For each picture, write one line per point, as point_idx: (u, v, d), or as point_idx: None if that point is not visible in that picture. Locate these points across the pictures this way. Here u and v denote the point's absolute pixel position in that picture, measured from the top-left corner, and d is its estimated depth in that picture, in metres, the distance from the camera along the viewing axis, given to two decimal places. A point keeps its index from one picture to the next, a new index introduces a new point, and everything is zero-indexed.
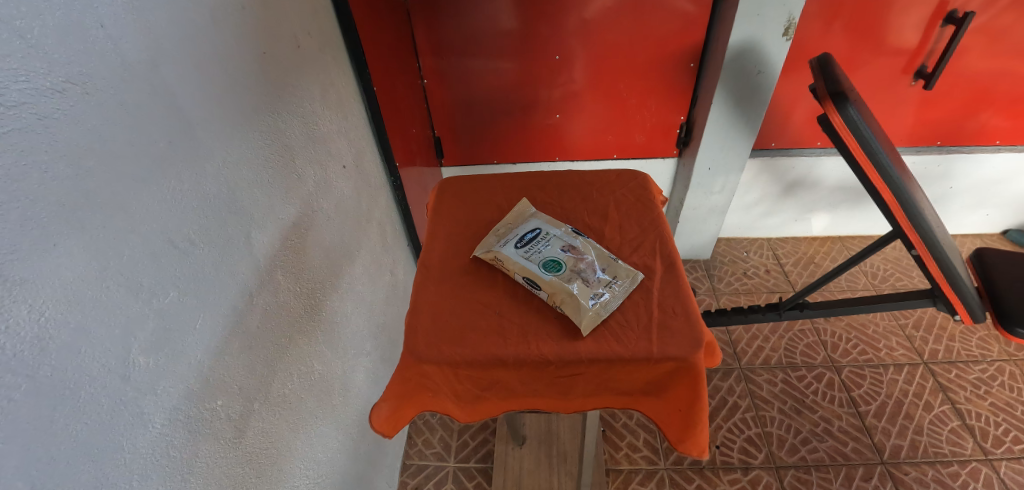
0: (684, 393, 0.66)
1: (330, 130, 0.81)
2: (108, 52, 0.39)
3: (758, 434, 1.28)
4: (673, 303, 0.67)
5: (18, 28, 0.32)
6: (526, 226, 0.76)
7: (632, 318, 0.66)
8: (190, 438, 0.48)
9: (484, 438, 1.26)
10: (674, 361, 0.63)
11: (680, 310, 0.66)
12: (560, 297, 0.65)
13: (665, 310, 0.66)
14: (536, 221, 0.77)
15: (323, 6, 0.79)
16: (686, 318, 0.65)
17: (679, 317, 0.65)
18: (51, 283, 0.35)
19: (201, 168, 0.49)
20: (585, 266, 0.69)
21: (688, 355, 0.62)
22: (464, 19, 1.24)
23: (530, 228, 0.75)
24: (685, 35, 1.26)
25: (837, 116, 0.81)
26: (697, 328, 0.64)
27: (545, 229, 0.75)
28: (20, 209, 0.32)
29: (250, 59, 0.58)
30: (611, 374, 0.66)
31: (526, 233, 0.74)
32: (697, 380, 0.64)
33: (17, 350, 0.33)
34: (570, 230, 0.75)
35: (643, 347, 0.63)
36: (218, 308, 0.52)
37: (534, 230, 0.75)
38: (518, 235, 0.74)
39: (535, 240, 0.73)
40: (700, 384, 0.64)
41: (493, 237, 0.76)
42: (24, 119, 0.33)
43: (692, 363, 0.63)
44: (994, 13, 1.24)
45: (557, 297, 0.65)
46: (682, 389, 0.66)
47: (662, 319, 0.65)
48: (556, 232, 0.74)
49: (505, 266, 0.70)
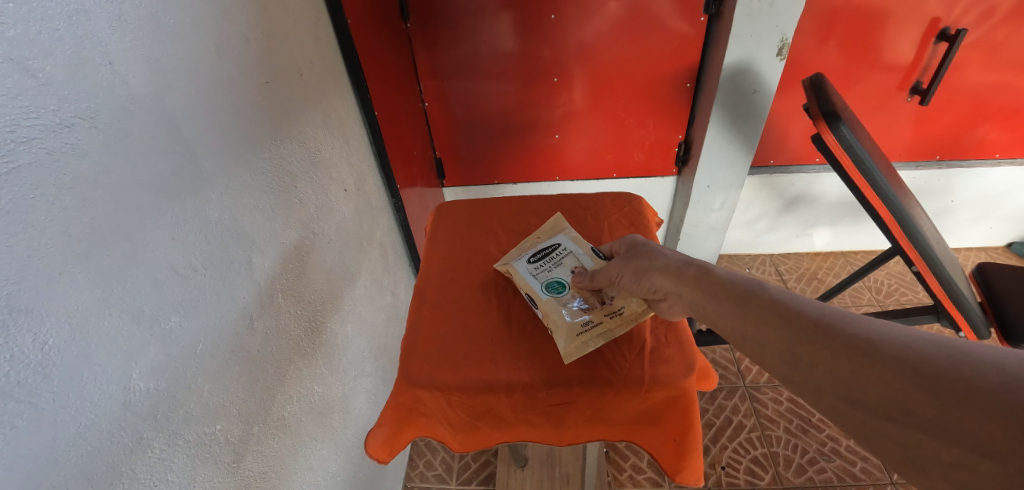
0: (679, 421, 0.64)
1: (331, 154, 0.82)
2: (116, 87, 0.40)
3: (764, 454, 1.26)
4: (666, 331, 0.67)
5: (29, 67, 0.34)
6: (549, 241, 0.78)
7: (624, 346, 0.66)
8: (190, 462, 0.49)
9: (485, 460, 1.25)
10: (667, 388, 0.62)
11: (673, 338, 0.66)
12: (552, 318, 0.67)
13: (657, 338, 0.67)
14: (561, 237, 0.78)
15: (324, 32, 0.81)
16: (678, 346, 0.65)
17: (671, 346, 0.66)
18: (55, 311, 0.35)
19: (205, 196, 0.51)
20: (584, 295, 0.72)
21: (679, 381, 0.62)
22: (464, 44, 1.27)
23: (550, 244, 0.77)
24: (680, 56, 1.28)
25: (831, 135, 0.81)
26: (689, 354, 0.64)
27: (565, 247, 0.76)
28: (29, 240, 0.34)
29: (252, 90, 0.60)
30: (603, 404, 0.64)
31: (544, 248, 0.76)
32: (690, 406, 0.64)
33: (21, 377, 0.33)
34: (590, 250, 0.75)
35: (636, 372, 0.63)
36: (218, 332, 0.53)
37: (554, 247, 0.76)
38: (536, 250, 0.77)
39: (549, 257, 0.75)
40: (693, 407, 0.64)
41: (515, 251, 0.79)
42: (35, 154, 0.34)
43: (683, 390, 0.63)
44: (988, 27, 1.25)
45: (549, 318, 0.67)
46: (676, 418, 0.65)
47: (654, 346, 0.66)
48: (572, 250, 0.76)
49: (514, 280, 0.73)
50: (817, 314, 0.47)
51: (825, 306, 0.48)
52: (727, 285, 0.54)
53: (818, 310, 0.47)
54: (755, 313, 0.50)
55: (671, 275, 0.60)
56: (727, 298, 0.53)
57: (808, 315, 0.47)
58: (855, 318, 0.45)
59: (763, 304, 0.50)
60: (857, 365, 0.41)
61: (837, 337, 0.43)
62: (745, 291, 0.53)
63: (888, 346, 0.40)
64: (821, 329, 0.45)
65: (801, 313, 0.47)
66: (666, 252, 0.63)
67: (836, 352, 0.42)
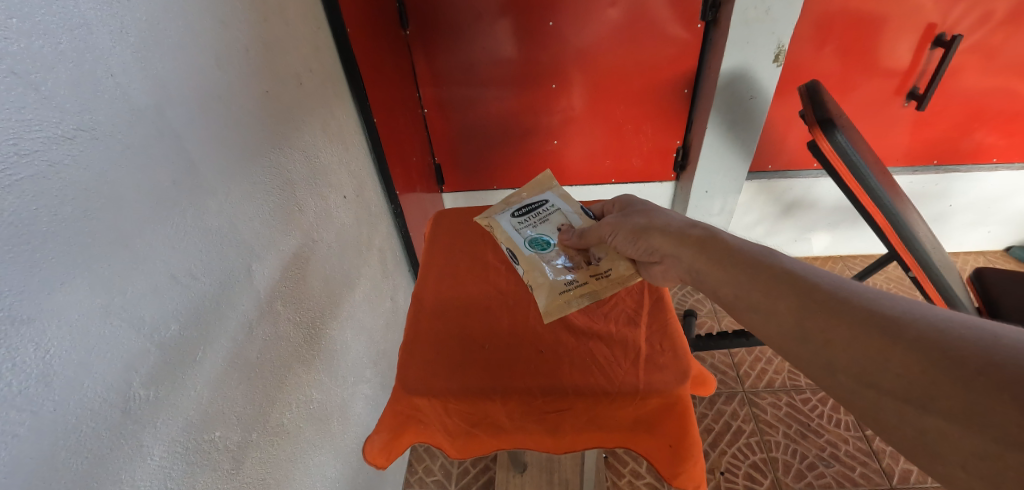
0: (674, 429, 0.65)
1: (331, 161, 0.83)
2: (117, 98, 0.41)
3: (764, 459, 1.26)
4: (661, 340, 0.68)
5: (31, 81, 0.35)
6: (534, 198, 0.82)
7: (619, 353, 0.66)
8: (189, 468, 0.49)
9: (484, 466, 1.25)
10: (662, 396, 0.62)
11: (668, 346, 0.67)
12: (533, 276, 0.71)
13: (653, 347, 0.67)
14: (546, 194, 0.82)
15: (324, 41, 0.82)
16: (673, 354, 0.66)
17: (666, 353, 0.66)
18: (55, 321, 0.36)
19: (205, 205, 0.51)
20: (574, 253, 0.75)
21: (674, 388, 0.62)
22: (463, 51, 1.28)
23: (535, 201, 0.81)
24: (678, 62, 1.29)
25: (826, 142, 0.82)
26: (684, 362, 0.65)
27: (549, 204, 0.80)
28: (30, 251, 0.34)
29: (252, 99, 0.61)
30: (598, 411, 0.64)
31: (529, 205, 0.81)
32: (685, 412, 0.64)
33: (23, 386, 0.34)
34: (574, 208, 0.79)
35: (630, 379, 0.63)
36: (218, 340, 0.53)
37: (538, 204, 0.81)
38: (521, 206, 0.81)
39: (532, 213, 0.79)
40: (687, 414, 0.64)
41: (502, 206, 0.83)
42: (37, 166, 0.35)
43: (679, 397, 0.63)
44: (984, 32, 1.26)
45: (531, 275, 0.71)
46: (671, 425, 0.65)
47: (649, 354, 0.66)
48: (558, 208, 0.79)
49: (497, 234, 0.78)
50: (833, 288, 0.47)
51: (847, 282, 0.47)
52: (726, 244, 0.57)
53: (836, 284, 0.47)
54: (772, 281, 0.50)
55: (673, 238, 0.61)
56: (725, 256, 0.55)
57: (825, 287, 0.47)
58: (879, 294, 0.44)
59: (774, 273, 0.51)
60: (875, 346, 0.41)
61: (856, 308, 0.43)
62: (743, 251, 0.55)
63: (911, 325, 0.40)
64: (836, 304, 0.45)
65: (817, 284, 0.47)
66: (669, 215, 0.65)
67: (854, 327, 0.42)
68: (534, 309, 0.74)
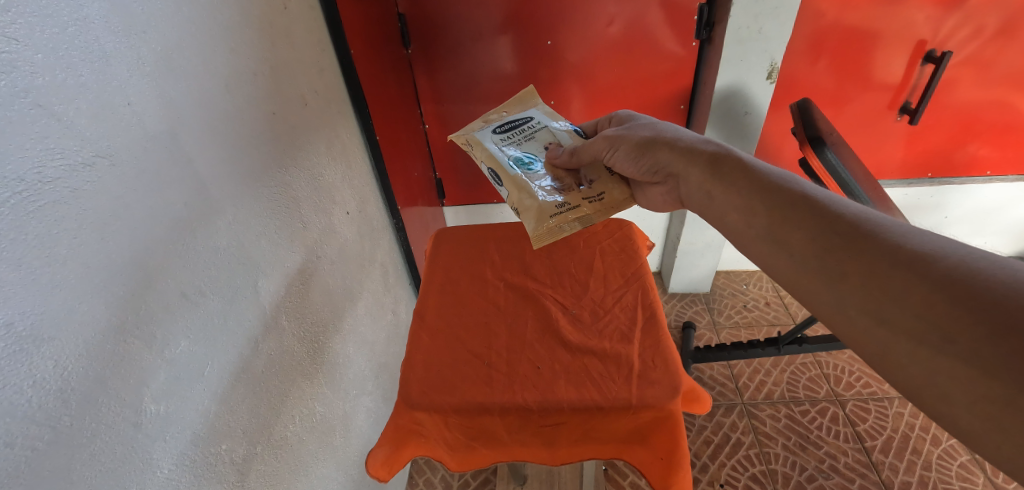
0: (667, 444, 0.66)
1: (334, 178, 0.85)
2: (133, 126, 0.43)
3: (763, 471, 1.27)
4: (653, 356, 0.69)
5: (54, 112, 0.36)
6: (512, 118, 0.89)
7: (613, 369, 0.68)
8: (195, 481, 0.50)
9: (484, 479, 1.26)
10: (654, 410, 0.64)
11: (660, 362, 0.68)
12: (521, 199, 0.75)
13: (646, 362, 0.68)
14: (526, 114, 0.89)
15: (328, 62, 0.84)
16: (665, 369, 0.67)
17: (659, 368, 0.67)
18: (70, 340, 0.37)
19: (213, 225, 0.53)
20: (563, 174, 0.80)
21: (666, 403, 0.64)
22: (464, 66, 1.30)
23: (514, 121, 0.88)
24: (675, 77, 1.32)
25: (815, 159, 0.86)
26: (676, 377, 0.66)
27: (528, 125, 0.87)
28: (51, 273, 0.36)
29: (259, 119, 0.63)
30: (592, 425, 0.66)
31: (507, 125, 0.87)
32: (677, 428, 0.65)
33: (42, 402, 0.35)
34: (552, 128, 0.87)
35: (622, 394, 0.65)
36: (225, 356, 0.55)
37: (517, 125, 0.87)
38: (499, 127, 0.86)
39: (512, 135, 0.85)
40: (679, 431, 0.65)
41: (479, 127, 0.88)
42: (59, 192, 0.37)
43: (670, 412, 0.64)
44: (975, 47, 1.28)
45: (519, 200, 0.75)
46: (664, 439, 0.66)
47: (642, 370, 0.67)
48: (541, 125, 0.87)
49: (477, 156, 0.82)
50: (861, 214, 0.48)
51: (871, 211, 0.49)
52: (727, 155, 0.62)
53: (862, 213, 0.48)
54: (797, 214, 0.51)
55: (680, 153, 0.67)
56: (725, 166, 0.61)
57: (851, 219, 0.48)
58: (906, 232, 0.45)
59: (796, 196, 0.53)
60: (877, 335, 0.42)
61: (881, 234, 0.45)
62: (739, 162, 0.61)
63: (941, 263, 0.41)
64: (863, 234, 0.46)
65: (845, 215, 0.49)
66: (677, 132, 0.70)
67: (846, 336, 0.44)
68: (531, 323, 0.76)
